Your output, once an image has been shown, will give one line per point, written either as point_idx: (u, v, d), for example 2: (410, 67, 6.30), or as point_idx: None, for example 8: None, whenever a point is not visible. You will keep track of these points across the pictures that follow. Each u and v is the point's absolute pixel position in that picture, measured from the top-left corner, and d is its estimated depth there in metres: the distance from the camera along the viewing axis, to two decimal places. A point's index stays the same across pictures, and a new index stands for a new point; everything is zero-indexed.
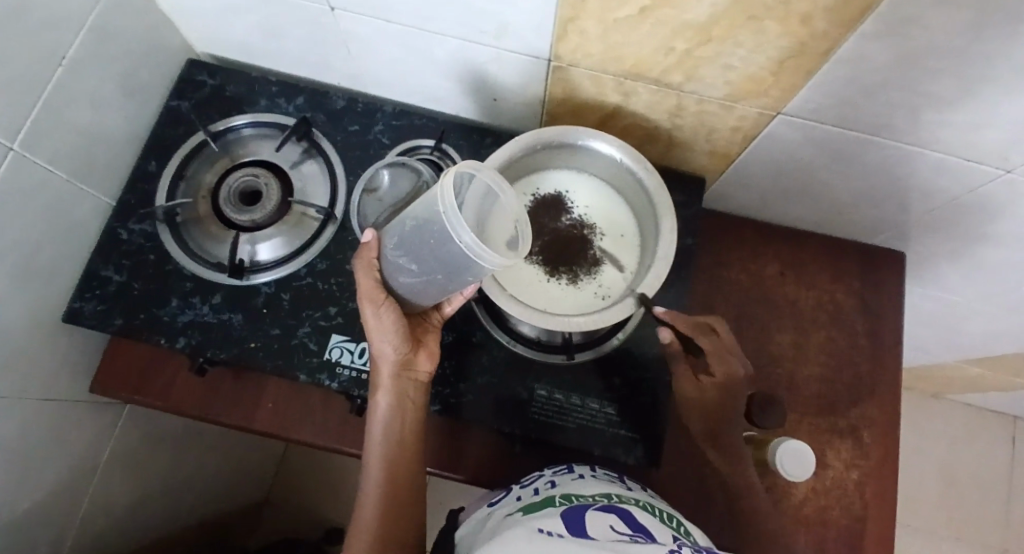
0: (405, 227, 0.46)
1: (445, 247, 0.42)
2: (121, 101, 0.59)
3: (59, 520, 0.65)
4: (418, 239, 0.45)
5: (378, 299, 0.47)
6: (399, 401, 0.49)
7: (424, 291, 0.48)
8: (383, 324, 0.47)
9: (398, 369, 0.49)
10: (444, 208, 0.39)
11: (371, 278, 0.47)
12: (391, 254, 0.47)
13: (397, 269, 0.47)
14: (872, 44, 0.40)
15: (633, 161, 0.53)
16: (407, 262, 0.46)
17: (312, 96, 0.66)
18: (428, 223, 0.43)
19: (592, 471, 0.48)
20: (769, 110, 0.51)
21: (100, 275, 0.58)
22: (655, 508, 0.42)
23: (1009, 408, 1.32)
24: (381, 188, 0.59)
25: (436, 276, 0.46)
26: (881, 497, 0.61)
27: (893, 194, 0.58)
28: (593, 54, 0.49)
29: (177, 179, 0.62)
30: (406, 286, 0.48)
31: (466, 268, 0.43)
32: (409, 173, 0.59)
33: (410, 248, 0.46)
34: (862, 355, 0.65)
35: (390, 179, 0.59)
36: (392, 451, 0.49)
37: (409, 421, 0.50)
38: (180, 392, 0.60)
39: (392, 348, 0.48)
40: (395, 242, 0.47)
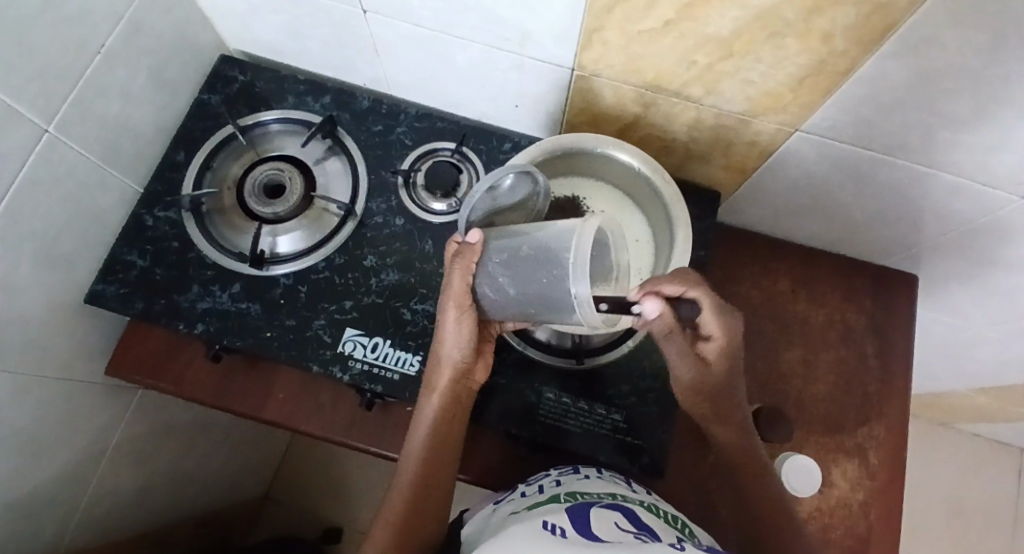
0: (517, 248, 0.45)
1: (551, 289, 0.41)
2: (153, 91, 0.61)
3: (66, 498, 0.67)
4: (531, 270, 0.43)
5: (463, 304, 0.48)
6: (452, 405, 0.51)
7: (503, 311, 0.48)
8: (459, 328, 0.49)
9: (459, 376, 0.51)
10: (574, 256, 0.38)
11: (462, 282, 0.47)
12: (491, 266, 0.47)
13: (489, 282, 0.47)
14: (891, 64, 0.40)
15: (651, 171, 0.54)
16: (506, 283, 0.45)
17: (338, 96, 0.67)
18: (543, 259, 0.42)
19: (598, 472, 0.49)
20: (787, 126, 0.51)
21: (123, 259, 0.60)
22: (659, 509, 0.42)
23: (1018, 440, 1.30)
24: (498, 190, 0.52)
25: (526, 306, 0.45)
26: (886, 519, 0.60)
27: (908, 215, 0.59)
28: (616, 64, 0.50)
29: (204, 170, 0.63)
30: (490, 301, 0.48)
31: (558, 314, 0.43)
32: (530, 183, 0.52)
33: (515, 271, 0.45)
34: (871, 375, 0.65)
35: (510, 185, 0.52)
36: (435, 453, 0.50)
37: (456, 428, 0.51)
38: (196, 377, 0.61)
39: (460, 355, 0.50)
40: (499, 257, 0.46)
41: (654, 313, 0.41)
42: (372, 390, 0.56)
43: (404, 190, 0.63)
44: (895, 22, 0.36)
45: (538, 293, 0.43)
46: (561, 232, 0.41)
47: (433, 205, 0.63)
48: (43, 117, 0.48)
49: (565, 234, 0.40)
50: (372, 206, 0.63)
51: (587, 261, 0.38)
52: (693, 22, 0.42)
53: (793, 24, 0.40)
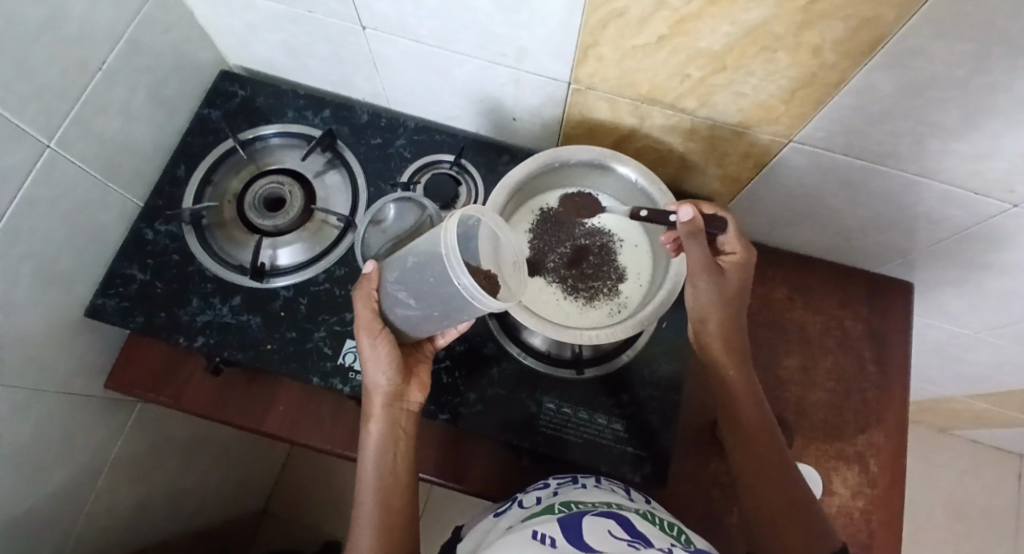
0: (408, 263, 0.49)
1: (444, 288, 0.44)
2: (154, 107, 0.61)
3: (65, 514, 0.66)
4: (423, 277, 0.47)
5: (375, 329, 0.48)
6: (391, 431, 0.50)
7: (417, 325, 0.50)
8: (377, 353, 0.49)
9: (391, 400, 0.50)
10: (447, 249, 0.41)
11: (367, 309, 0.48)
12: (391, 287, 0.50)
13: (395, 301, 0.49)
14: (879, 77, 0.41)
15: (647, 182, 0.54)
16: (406, 296, 0.48)
17: (338, 110, 0.68)
18: (430, 264, 0.46)
19: (597, 481, 0.49)
20: (780, 137, 0.52)
21: (125, 273, 0.60)
22: (655, 517, 0.42)
23: (1018, 445, 1.30)
24: (387, 221, 0.61)
25: (433, 312, 0.48)
26: (888, 526, 0.60)
27: (900, 223, 0.60)
28: (610, 78, 0.51)
29: (205, 184, 0.64)
30: (402, 319, 0.50)
31: (460, 310, 0.45)
32: (414, 209, 0.60)
33: (411, 284, 0.48)
34: (870, 382, 0.65)
35: (396, 214, 0.61)
36: (386, 482, 0.49)
37: (400, 453, 0.50)
38: (195, 390, 0.61)
39: (385, 379, 0.50)
40: (395, 277, 0.50)
41: (688, 216, 0.47)
42: None
43: None
44: (882, 36, 0.37)
45: (434, 293, 0.46)
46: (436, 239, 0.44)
47: None
48: (45, 134, 0.49)
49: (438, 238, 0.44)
50: None
51: (458, 252, 0.41)
52: (685, 36, 0.43)
53: (782, 37, 0.40)
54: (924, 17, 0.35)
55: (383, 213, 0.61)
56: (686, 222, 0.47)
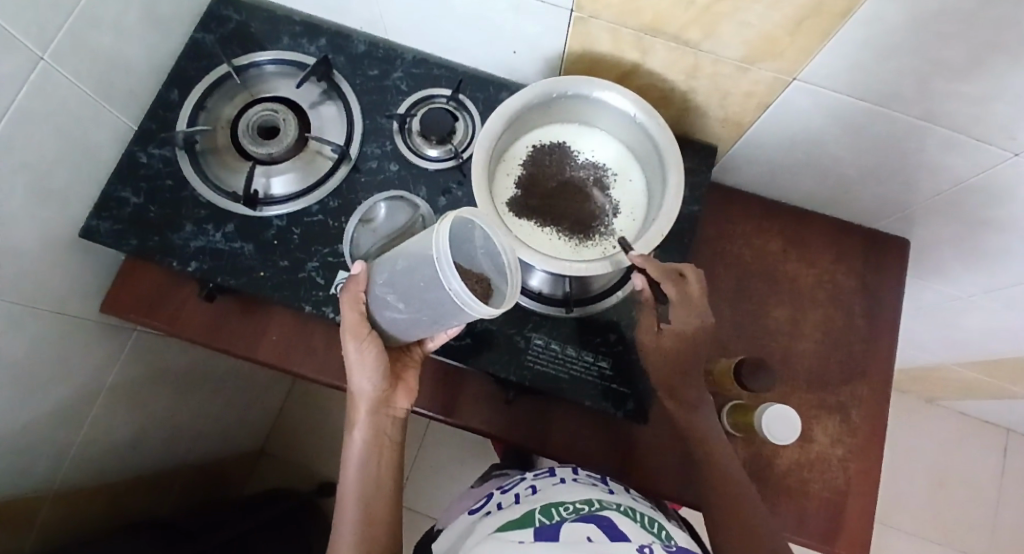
0: (397, 265, 0.46)
1: (433, 293, 0.42)
2: (146, 27, 0.60)
3: (61, 436, 0.68)
4: (411, 281, 0.44)
5: (362, 334, 0.48)
6: (376, 436, 0.51)
7: (407, 328, 0.48)
8: (363, 360, 0.48)
9: (376, 406, 0.51)
10: (438, 253, 0.39)
11: (354, 312, 0.48)
12: (379, 289, 0.48)
13: (383, 304, 0.48)
14: (890, 7, 0.40)
15: (645, 116, 0.53)
16: (395, 299, 0.46)
17: (334, 39, 0.67)
18: (418, 267, 0.43)
19: (575, 474, 0.50)
20: (785, 74, 0.51)
21: (118, 196, 0.60)
22: (636, 513, 0.43)
23: (1003, 417, 1.32)
24: (377, 221, 0.60)
25: (422, 316, 0.46)
26: (865, 474, 0.61)
27: (900, 172, 0.59)
28: (612, 6, 0.49)
29: (198, 109, 0.63)
30: (389, 322, 0.48)
31: (451, 317, 0.43)
32: (406, 208, 0.60)
33: (399, 287, 0.46)
34: (858, 335, 0.66)
35: (386, 214, 0.60)
36: (369, 488, 0.50)
37: (383, 458, 0.51)
38: (190, 316, 0.62)
39: (371, 385, 0.50)
40: (383, 279, 0.48)
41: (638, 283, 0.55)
42: None
43: (399, 136, 0.63)
44: None
45: (422, 299, 0.44)
46: (427, 240, 0.42)
47: (427, 152, 0.62)
48: (39, 45, 0.48)
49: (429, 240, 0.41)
50: (366, 150, 0.63)
51: (450, 256, 0.39)
52: None
53: None
54: None
55: (374, 213, 0.60)
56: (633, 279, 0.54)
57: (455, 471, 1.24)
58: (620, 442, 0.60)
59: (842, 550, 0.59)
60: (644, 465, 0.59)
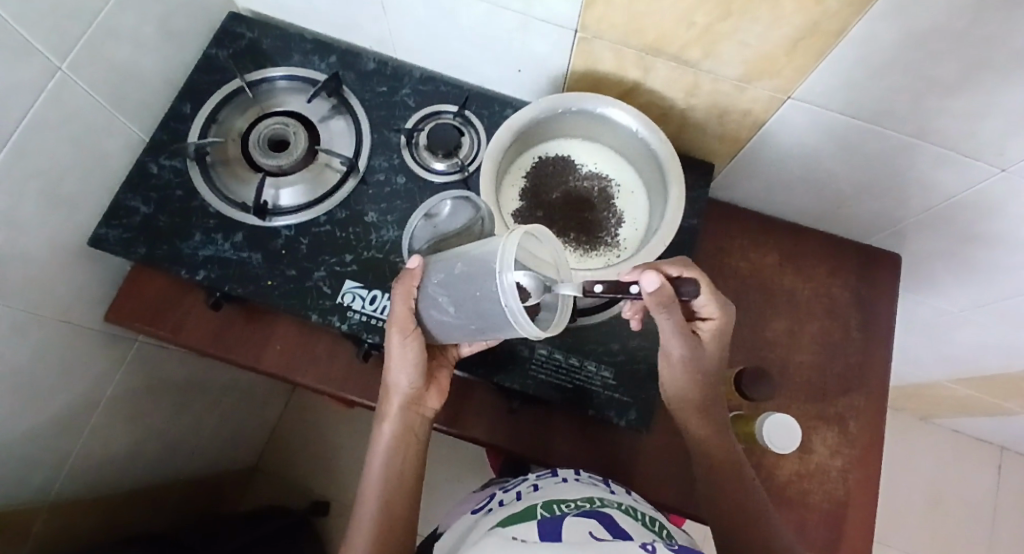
0: (454, 268, 0.46)
1: (485, 304, 0.42)
2: (162, 42, 0.62)
3: (59, 446, 0.67)
4: (464, 289, 0.44)
5: (408, 328, 0.49)
6: (404, 432, 0.52)
7: (450, 333, 0.49)
8: (405, 353, 0.49)
9: (408, 402, 0.52)
10: (502, 267, 0.39)
11: (404, 306, 0.48)
12: (432, 288, 0.48)
13: (432, 305, 0.48)
14: (880, 27, 0.42)
15: (646, 131, 0.55)
16: (445, 302, 0.46)
17: (344, 57, 0.69)
18: (475, 276, 0.43)
19: (577, 474, 0.50)
20: (780, 93, 0.53)
21: (128, 205, 0.61)
22: (638, 512, 0.43)
23: (996, 434, 1.33)
24: (439, 217, 0.59)
25: (468, 325, 0.46)
26: (865, 485, 0.62)
27: (893, 188, 0.61)
28: (617, 26, 0.52)
29: (209, 122, 0.64)
30: (435, 322, 0.49)
31: (496, 329, 0.44)
32: (467, 207, 0.59)
33: (451, 290, 0.46)
34: (854, 347, 0.67)
35: (450, 212, 0.59)
36: (391, 483, 0.51)
37: (409, 454, 0.52)
38: (195, 325, 0.62)
39: (408, 381, 0.51)
40: (439, 279, 0.47)
41: (653, 286, 0.43)
42: (370, 340, 0.57)
43: (406, 150, 0.64)
44: None
45: (473, 308, 0.44)
46: (490, 249, 0.42)
47: (434, 165, 0.63)
48: (57, 55, 0.49)
49: (493, 250, 0.41)
50: (374, 163, 0.64)
51: (513, 274, 0.39)
52: None
53: None
54: None
55: (442, 211, 0.60)
56: (652, 291, 0.43)
57: (450, 490, 1.23)
58: (622, 454, 0.60)
59: None
60: (646, 476, 0.60)
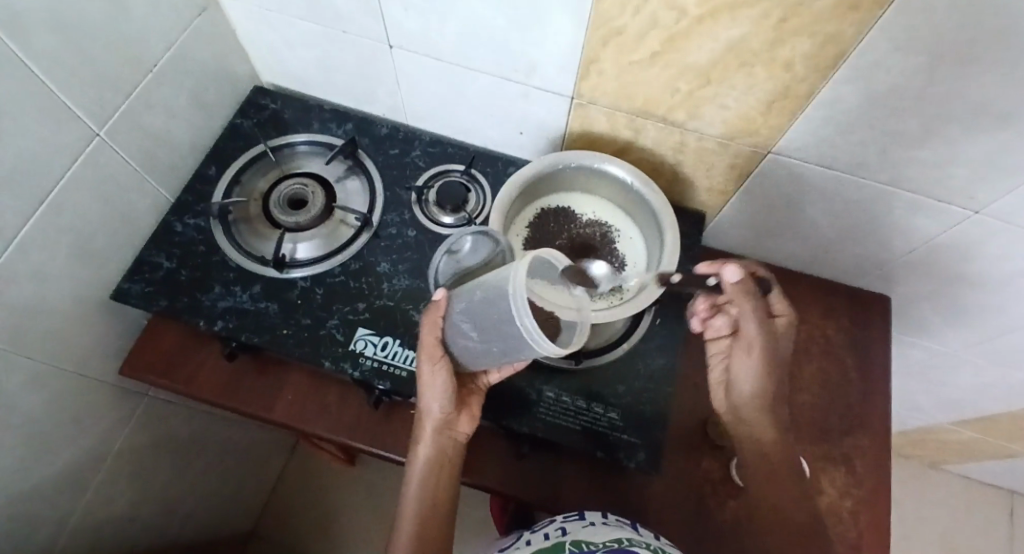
0: (474, 295, 0.48)
1: (505, 326, 0.44)
2: (194, 112, 0.67)
3: (62, 504, 0.66)
4: (486, 314, 0.46)
5: (436, 355, 0.50)
6: (437, 461, 0.52)
7: (476, 358, 0.50)
8: (434, 382, 0.51)
9: (440, 428, 0.52)
10: (515, 289, 0.42)
11: (433, 336, 0.50)
12: (456, 316, 0.50)
13: (456, 333, 0.50)
14: (843, 89, 0.48)
15: (640, 183, 0.59)
16: (468, 328, 0.48)
17: (359, 123, 0.75)
18: (493, 301, 0.45)
19: (604, 518, 0.49)
20: (760, 148, 0.59)
21: (152, 260, 0.65)
22: (665, 552, 0.44)
23: (1008, 481, 1.31)
24: (461, 253, 0.61)
25: (491, 348, 0.48)
26: (877, 527, 0.62)
27: (874, 233, 0.65)
28: (609, 92, 0.58)
29: (233, 183, 0.69)
30: (462, 350, 0.50)
31: (518, 350, 0.46)
32: (488, 242, 0.58)
33: (473, 317, 0.48)
34: (852, 388, 0.69)
35: (470, 247, 0.61)
36: (426, 509, 0.51)
37: (443, 482, 0.52)
38: (208, 376, 0.63)
39: (438, 407, 0.52)
40: (462, 307, 0.49)
41: (736, 275, 0.53)
42: (380, 386, 0.59)
43: (416, 206, 0.69)
44: (846, 49, 0.44)
45: (495, 331, 0.46)
46: (505, 275, 0.45)
47: (442, 219, 0.68)
48: (96, 122, 0.54)
49: (507, 275, 0.44)
50: (386, 218, 0.68)
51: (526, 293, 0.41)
52: (675, 53, 0.51)
53: (760, 53, 0.47)
54: (882, 34, 0.41)
55: (463, 246, 0.61)
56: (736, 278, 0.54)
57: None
58: (634, 498, 0.60)
59: None
60: (658, 523, 0.59)
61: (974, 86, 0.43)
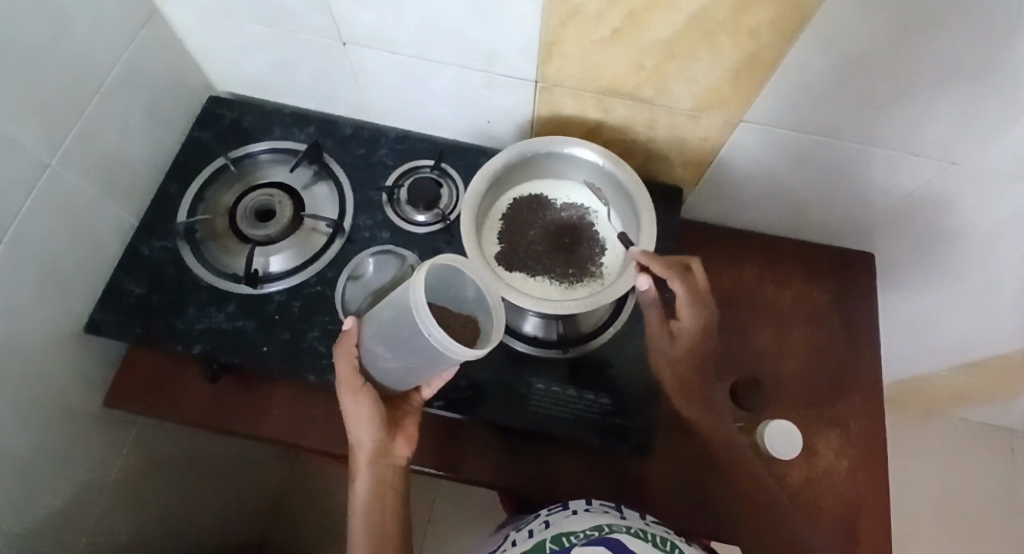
0: (383, 317, 0.51)
1: (418, 341, 0.45)
2: (148, 130, 0.65)
3: (63, 541, 0.65)
4: (399, 331, 0.48)
5: (355, 386, 0.50)
6: (377, 488, 0.52)
7: (398, 378, 0.52)
8: (358, 411, 0.50)
9: (376, 456, 0.52)
10: (415, 303, 0.42)
11: (348, 366, 0.50)
12: (371, 342, 0.52)
13: (374, 357, 0.52)
14: (811, 54, 0.47)
15: (612, 164, 0.58)
16: (384, 350, 0.51)
17: (322, 125, 0.73)
18: (402, 319, 0.47)
19: (587, 504, 0.50)
20: (732, 119, 0.57)
21: (122, 287, 0.63)
22: (648, 533, 0.44)
23: (1003, 420, 1.34)
24: (367, 275, 0.64)
25: (410, 363, 0.49)
26: (875, 485, 0.62)
27: (853, 193, 0.64)
28: (574, 75, 0.56)
29: (197, 200, 0.67)
30: (383, 372, 0.52)
31: (436, 360, 0.46)
32: (394, 261, 0.64)
33: (387, 339, 0.50)
34: (842, 349, 0.69)
35: (375, 268, 0.64)
36: (375, 535, 0.51)
37: (388, 509, 0.52)
38: (193, 400, 0.62)
39: (368, 436, 0.51)
40: (375, 332, 0.52)
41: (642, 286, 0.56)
42: None
43: (388, 206, 0.67)
44: (808, 14, 0.43)
45: (412, 346, 0.47)
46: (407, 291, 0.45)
47: (416, 217, 0.66)
48: (46, 152, 0.52)
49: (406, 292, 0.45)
50: (359, 222, 0.66)
51: (426, 304, 0.42)
52: (637, 30, 0.49)
53: (722, 23, 0.46)
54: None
55: (365, 267, 0.64)
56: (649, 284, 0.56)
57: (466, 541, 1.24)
58: (630, 481, 0.60)
59: None
60: (660, 502, 0.60)
61: (946, 39, 0.42)
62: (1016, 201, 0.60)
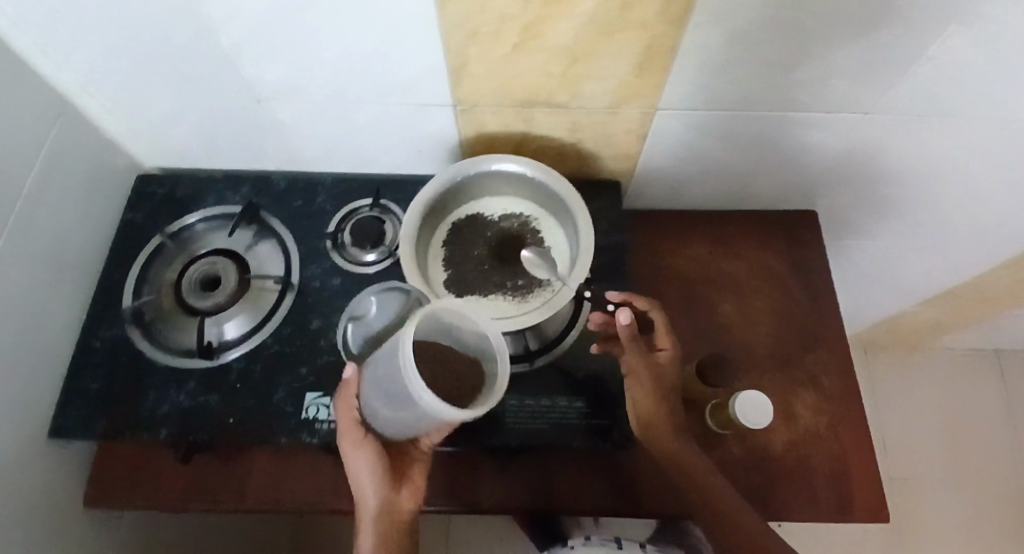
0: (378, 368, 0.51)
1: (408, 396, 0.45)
2: (80, 221, 0.64)
3: None
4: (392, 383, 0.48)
5: (357, 436, 0.51)
6: (382, 547, 0.50)
7: (396, 427, 0.52)
8: (360, 462, 0.51)
9: (382, 510, 0.51)
10: (403, 362, 0.42)
11: (348, 417, 0.52)
12: (368, 393, 0.52)
13: (371, 408, 0.52)
14: (706, 35, 0.48)
15: (539, 173, 0.59)
16: (380, 400, 0.50)
17: (256, 183, 0.72)
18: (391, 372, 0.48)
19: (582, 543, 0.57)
20: (649, 109, 0.58)
21: (79, 384, 0.62)
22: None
23: (985, 343, 1.36)
24: (368, 315, 0.62)
25: (405, 416, 0.49)
26: (858, 436, 0.63)
27: (782, 157, 0.66)
28: (489, 93, 0.57)
29: (142, 282, 0.66)
30: (379, 422, 0.52)
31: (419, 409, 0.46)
32: (396, 295, 0.62)
33: (382, 391, 0.50)
34: (804, 308, 0.70)
35: (377, 307, 0.62)
36: None
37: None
38: (170, 485, 0.61)
39: (372, 489, 0.51)
40: (371, 382, 0.52)
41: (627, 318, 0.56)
42: None
43: (334, 252, 0.67)
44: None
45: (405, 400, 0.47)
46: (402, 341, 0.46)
47: (365, 258, 0.66)
48: None
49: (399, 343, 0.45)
50: (307, 273, 0.66)
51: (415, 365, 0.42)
52: (537, 40, 0.50)
53: (616, 21, 0.47)
54: None
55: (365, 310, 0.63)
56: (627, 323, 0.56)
57: None
58: (624, 480, 0.60)
59: (862, 517, 0.59)
60: (653, 494, 0.59)
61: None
62: (935, 136, 0.62)
